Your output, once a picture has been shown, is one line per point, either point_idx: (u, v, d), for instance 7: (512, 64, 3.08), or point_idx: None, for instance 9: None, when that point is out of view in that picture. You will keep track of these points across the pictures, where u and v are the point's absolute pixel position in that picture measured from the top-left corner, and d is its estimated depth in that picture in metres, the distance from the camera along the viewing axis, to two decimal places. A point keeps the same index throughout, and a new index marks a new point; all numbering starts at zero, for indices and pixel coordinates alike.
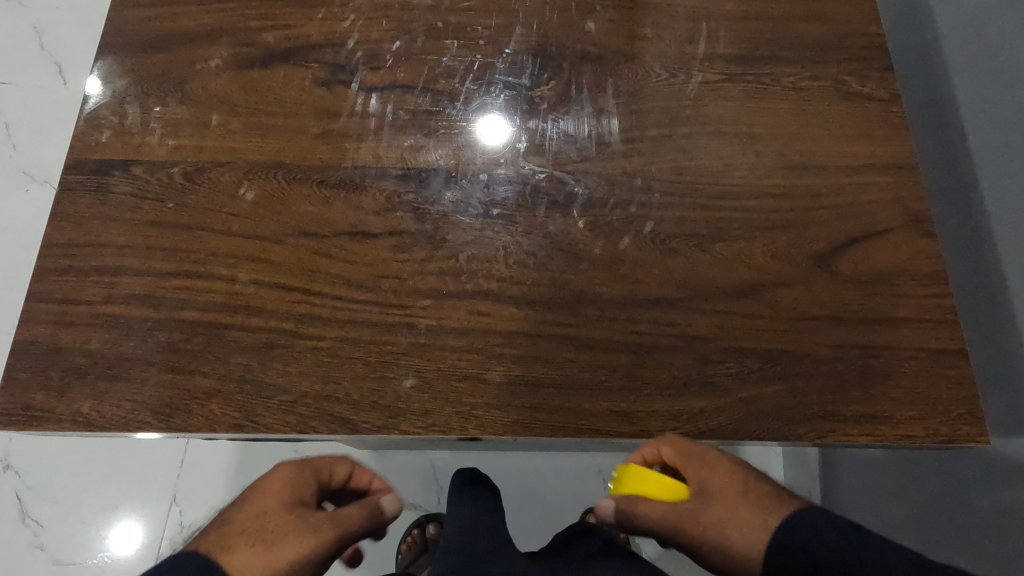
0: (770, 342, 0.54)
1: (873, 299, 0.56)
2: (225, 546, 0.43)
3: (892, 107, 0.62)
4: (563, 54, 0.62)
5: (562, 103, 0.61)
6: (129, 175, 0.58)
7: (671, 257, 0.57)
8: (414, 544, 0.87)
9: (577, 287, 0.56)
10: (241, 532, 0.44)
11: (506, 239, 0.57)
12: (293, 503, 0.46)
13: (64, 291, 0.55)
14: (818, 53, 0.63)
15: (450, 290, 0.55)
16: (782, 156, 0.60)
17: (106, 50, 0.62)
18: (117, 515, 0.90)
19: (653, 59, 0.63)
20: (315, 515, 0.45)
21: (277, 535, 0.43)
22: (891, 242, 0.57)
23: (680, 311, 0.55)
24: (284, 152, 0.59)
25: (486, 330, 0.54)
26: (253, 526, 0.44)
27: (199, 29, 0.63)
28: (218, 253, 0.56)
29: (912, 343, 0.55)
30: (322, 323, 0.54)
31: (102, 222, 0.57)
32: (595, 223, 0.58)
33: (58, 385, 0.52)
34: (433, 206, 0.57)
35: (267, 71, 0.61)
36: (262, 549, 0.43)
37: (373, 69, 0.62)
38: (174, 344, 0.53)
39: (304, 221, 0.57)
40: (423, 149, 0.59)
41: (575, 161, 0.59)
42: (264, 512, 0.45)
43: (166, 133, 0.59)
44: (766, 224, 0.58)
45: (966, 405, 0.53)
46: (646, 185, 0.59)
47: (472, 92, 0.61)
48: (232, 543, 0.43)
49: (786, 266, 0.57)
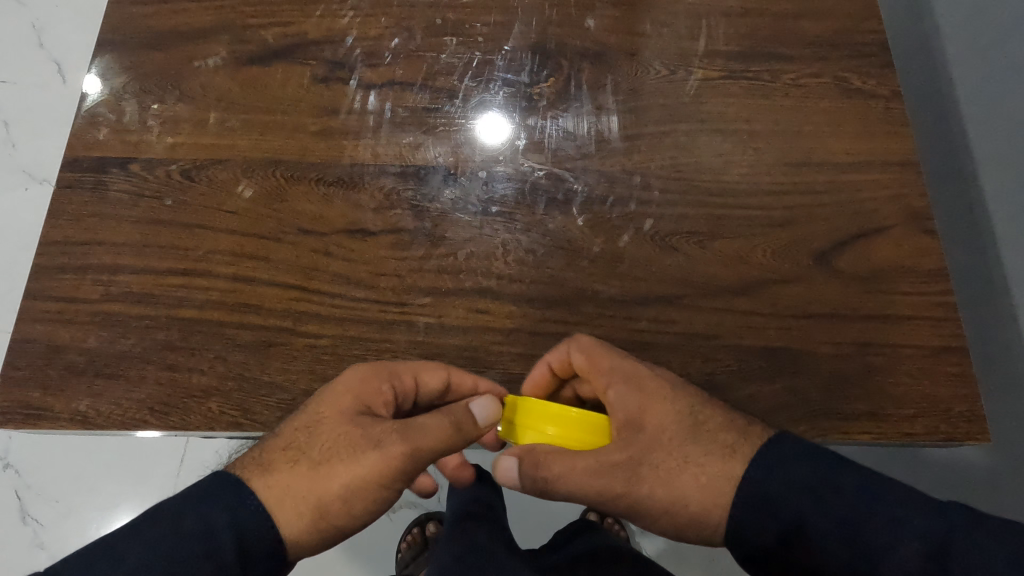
0: (770, 340, 0.54)
1: (875, 297, 0.56)
2: (267, 464, 0.44)
3: (893, 104, 0.61)
4: (563, 51, 0.62)
5: (562, 100, 0.61)
6: (126, 173, 0.58)
7: (671, 254, 0.56)
8: (414, 543, 0.83)
9: (576, 284, 0.56)
10: (285, 448, 0.44)
11: (505, 236, 0.57)
12: (356, 414, 0.45)
13: (62, 289, 0.55)
14: (819, 50, 0.63)
15: (449, 288, 0.55)
16: (783, 153, 0.60)
17: (105, 48, 0.62)
18: (116, 514, 0.89)
19: (653, 56, 0.63)
20: (377, 429, 0.44)
21: (327, 451, 0.44)
22: (892, 239, 0.57)
23: (679, 308, 0.55)
24: (282, 150, 0.58)
25: (485, 328, 0.54)
26: (302, 442, 0.44)
27: (197, 26, 0.62)
28: (216, 250, 0.56)
29: (914, 341, 0.54)
30: (321, 321, 0.54)
31: (100, 220, 0.57)
32: (595, 220, 0.57)
33: (56, 383, 0.52)
34: (432, 203, 0.57)
35: (265, 68, 0.61)
36: (304, 471, 0.43)
37: (372, 67, 0.61)
38: (172, 342, 0.53)
39: (303, 219, 0.57)
40: (422, 146, 0.59)
41: (574, 159, 0.59)
42: (318, 423, 0.45)
43: (165, 131, 0.59)
44: (767, 221, 0.58)
45: (967, 403, 0.53)
46: (645, 183, 0.59)
47: (471, 90, 0.61)
48: (275, 460, 0.44)
49: (787, 264, 0.56)
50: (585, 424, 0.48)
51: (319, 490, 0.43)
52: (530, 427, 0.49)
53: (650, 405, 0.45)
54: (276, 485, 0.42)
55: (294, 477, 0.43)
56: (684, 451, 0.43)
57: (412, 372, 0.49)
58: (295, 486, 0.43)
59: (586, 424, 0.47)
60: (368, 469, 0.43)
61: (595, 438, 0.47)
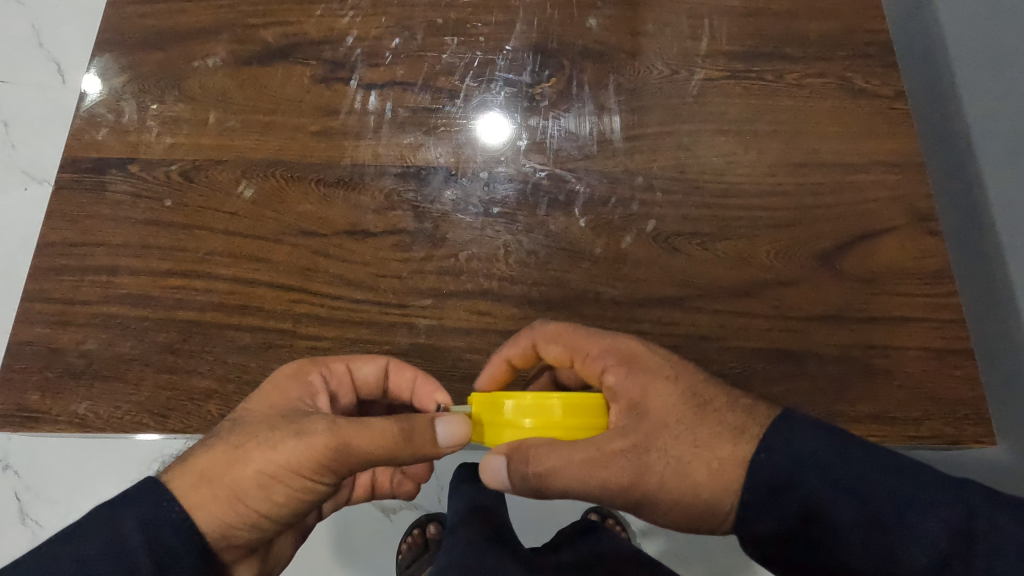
0: (773, 341, 0.54)
1: (879, 298, 0.55)
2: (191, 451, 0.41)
3: (896, 105, 0.61)
4: (564, 51, 0.62)
5: (564, 100, 0.60)
6: (125, 173, 0.58)
7: (673, 255, 0.56)
8: (415, 543, 0.83)
9: (578, 285, 0.55)
10: (207, 436, 0.42)
11: (506, 238, 0.56)
12: (290, 406, 0.43)
13: (61, 291, 0.54)
14: (822, 49, 0.62)
15: (450, 289, 0.55)
16: (785, 154, 0.59)
17: (103, 47, 0.61)
18: None
19: (654, 56, 0.62)
20: (310, 421, 0.40)
21: (247, 434, 0.40)
22: (896, 240, 0.57)
23: (681, 310, 0.55)
24: (282, 150, 0.58)
25: (486, 330, 0.54)
26: (224, 428, 0.41)
27: (197, 25, 0.62)
28: (215, 252, 0.55)
29: (918, 343, 0.54)
30: (320, 323, 0.53)
31: (98, 221, 0.56)
32: (596, 221, 0.57)
33: (53, 385, 0.52)
34: (433, 204, 0.57)
35: (265, 68, 0.61)
36: (221, 453, 0.40)
37: (372, 67, 0.61)
38: (171, 345, 0.53)
39: (303, 220, 0.56)
40: (423, 147, 0.59)
41: (576, 159, 0.59)
42: (244, 411, 0.42)
43: (164, 131, 0.59)
44: (770, 222, 0.57)
45: (972, 405, 0.52)
46: (647, 183, 0.58)
47: (472, 90, 0.60)
48: (194, 448, 0.41)
49: (790, 266, 0.56)
50: (574, 412, 0.41)
51: (236, 476, 0.39)
52: (507, 424, 0.42)
53: (651, 386, 0.40)
54: (192, 470, 0.39)
55: (209, 460, 0.40)
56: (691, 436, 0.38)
57: (345, 362, 0.48)
58: (211, 470, 0.39)
59: (575, 409, 0.41)
60: (288, 455, 0.39)
61: (590, 423, 0.41)
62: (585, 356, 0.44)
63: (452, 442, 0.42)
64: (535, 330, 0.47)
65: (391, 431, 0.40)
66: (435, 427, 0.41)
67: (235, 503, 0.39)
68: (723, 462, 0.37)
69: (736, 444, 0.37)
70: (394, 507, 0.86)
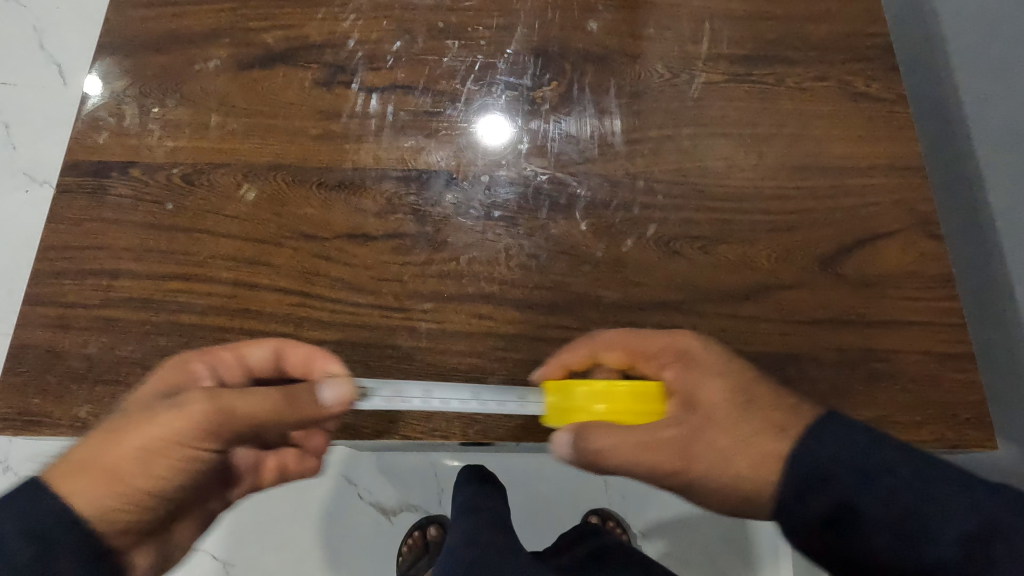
0: (774, 345, 0.54)
1: (880, 302, 0.55)
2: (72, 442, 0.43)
3: (897, 108, 0.61)
4: (565, 54, 0.62)
5: (565, 103, 0.60)
6: (126, 177, 0.58)
7: (674, 259, 0.56)
8: (414, 546, 0.91)
9: (579, 289, 0.55)
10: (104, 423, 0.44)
11: (507, 241, 0.56)
12: (168, 390, 0.45)
13: (61, 294, 0.54)
14: (823, 53, 0.62)
15: (451, 293, 0.55)
16: (786, 157, 0.59)
17: (105, 51, 0.61)
18: None
19: (655, 59, 0.62)
20: (167, 402, 0.42)
21: (121, 420, 0.42)
22: (897, 244, 0.57)
23: (683, 314, 0.55)
24: (283, 154, 0.58)
25: (487, 333, 0.54)
26: (114, 418, 0.43)
27: (198, 29, 0.62)
28: (217, 255, 0.55)
29: (918, 346, 0.54)
30: (321, 327, 0.53)
31: (100, 224, 0.56)
32: (597, 224, 0.57)
33: (54, 389, 0.52)
34: (434, 207, 0.57)
35: (266, 72, 0.61)
36: (97, 438, 0.42)
37: (373, 70, 0.61)
38: (172, 348, 0.53)
39: (304, 224, 0.56)
40: (424, 150, 0.59)
41: (577, 163, 0.59)
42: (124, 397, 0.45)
43: (165, 135, 0.59)
44: (771, 225, 0.57)
45: (973, 409, 0.52)
46: (648, 187, 0.58)
47: (473, 93, 0.60)
48: (89, 436, 0.43)
49: (791, 269, 0.56)
50: (652, 399, 0.47)
51: (114, 458, 0.41)
52: (578, 409, 0.47)
53: (704, 382, 0.45)
54: (80, 455, 0.42)
55: (93, 446, 0.42)
56: (741, 427, 0.43)
57: (234, 348, 0.48)
58: (93, 458, 0.41)
59: (636, 395, 0.47)
60: (159, 432, 0.41)
61: (650, 409, 0.47)
62: (644, 356, 0.49)
63: (336, 408, 0.45)
64: (592, 339, 0.50)
65: (280, 400, 0.43)
66: (318, 392, 0.45)
67: (118, 486, 0.41)
68: (767, 454, 0.41)
69: (778, 440, 0.41)
70: (393, 510, 0.97)
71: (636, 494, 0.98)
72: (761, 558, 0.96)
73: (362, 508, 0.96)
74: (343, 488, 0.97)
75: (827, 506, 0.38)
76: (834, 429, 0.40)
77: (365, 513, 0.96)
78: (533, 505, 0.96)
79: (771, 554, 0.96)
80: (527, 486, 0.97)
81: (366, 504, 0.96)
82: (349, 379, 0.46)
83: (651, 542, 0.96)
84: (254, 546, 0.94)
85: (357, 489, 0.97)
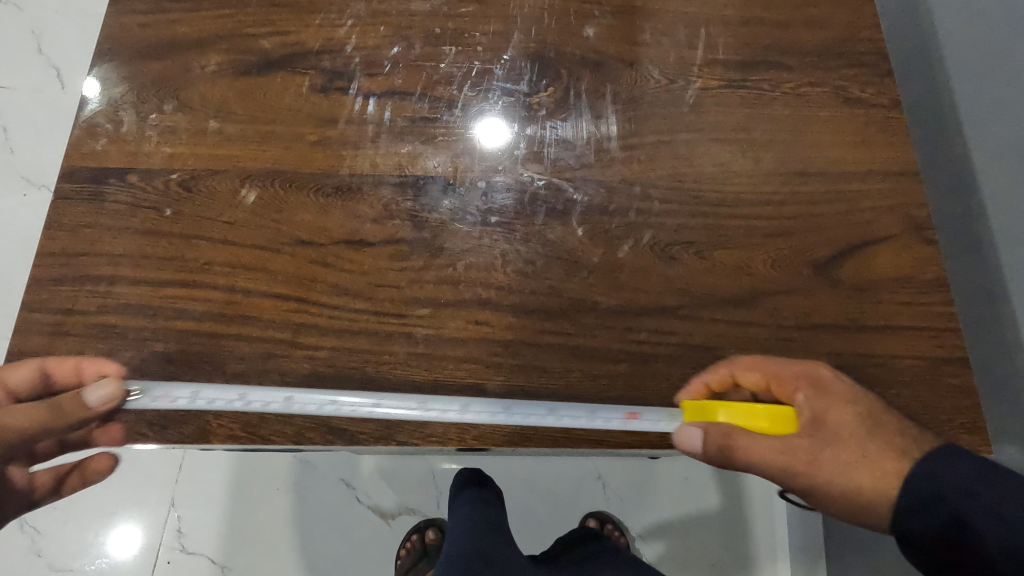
0: (771, 351, 0.54)
1: (875, 307, 0.55)
2: None
3: (893, 113, 0.61)
4: (562, 60, 0.62)
5: (562, 109, 0.61)
6: (124, 183, 0.58)
7: (670, 264, 0.56)
8: (414, 549, 0.92)
9: (576, 295, 0.55)
10: None
11: (504, 247, 0.56)
12: None
13: (59, 301, 0.54)
14: (818, 58, 0.63)
15: (448, 299, 0.55)
16: (782, 162, 0.60)
17: (103, 56, 0.61)
18: (117, 521, 0.94)
19: (651, 65, 0.62)
20: None
21: None
22: (891, 249, 0.57)
23: (679, 319, 0.55)
24: (280, 160, 0.58)
25: (485, 339, 0.54)
26: None
27: (196, 35, 0.62)
28: (214, 261, 0.55)
29: (913, 351, 0.54)
30: (318, 333, 0.54)
31: (98, 231, 0.56)
32: (594, 230, 0.57)
33: None
34: (431, 213, 0.57)
35: (263, 77, 0.61)
36: None
37: (371, 76, 0.61)
38: (169, 355, 0.53)
39: (301, 230, 0.56)
40: (421, 156, 0.59)
41: (573, 169, 0.59)
42: None
43: (163, 141, 0.59)
44: (766, 231, 0.57)
45: (968, 414, 0.53)
46: (645, 192, 0.58)
47: (470, 99, 0.61)
48: None
49: (786, 274, 0.56)
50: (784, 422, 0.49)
51: None
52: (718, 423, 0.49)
53: (835, 407, 0.47)
54: None
55: None
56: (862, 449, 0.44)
57: None
58: None
59: (774, 417, 0.49)
60: None
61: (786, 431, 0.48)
62: (779, 380, 0.50)
63: (108, 406, 0.47)
64: (734, 361, 0.52)
65: None
66: (83, 396, 0.47)
67: None
68: (886, 473, 0.43)
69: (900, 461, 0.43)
70: (393, 513, 0.97)
71: (633, 496, 0.98)
72: (757, 558, 0.96)
73: (360, 511, 0.97)
74: (340, 492, 0.97)
75: (943, 523, 0.40)
76: (953, 460, 0.42)
77: (364, 516, 0.96)
78: (529, 507, 0.96)
79: (767, 555, 0.96)
80: (523, 488, 0.97)
81: (366, 508, 0.97)
82: (116, 378, 0.48)
83: (647, 543, 0.96)
84: (254, 551, 0.94)
85: (354, 493, 0.98)
